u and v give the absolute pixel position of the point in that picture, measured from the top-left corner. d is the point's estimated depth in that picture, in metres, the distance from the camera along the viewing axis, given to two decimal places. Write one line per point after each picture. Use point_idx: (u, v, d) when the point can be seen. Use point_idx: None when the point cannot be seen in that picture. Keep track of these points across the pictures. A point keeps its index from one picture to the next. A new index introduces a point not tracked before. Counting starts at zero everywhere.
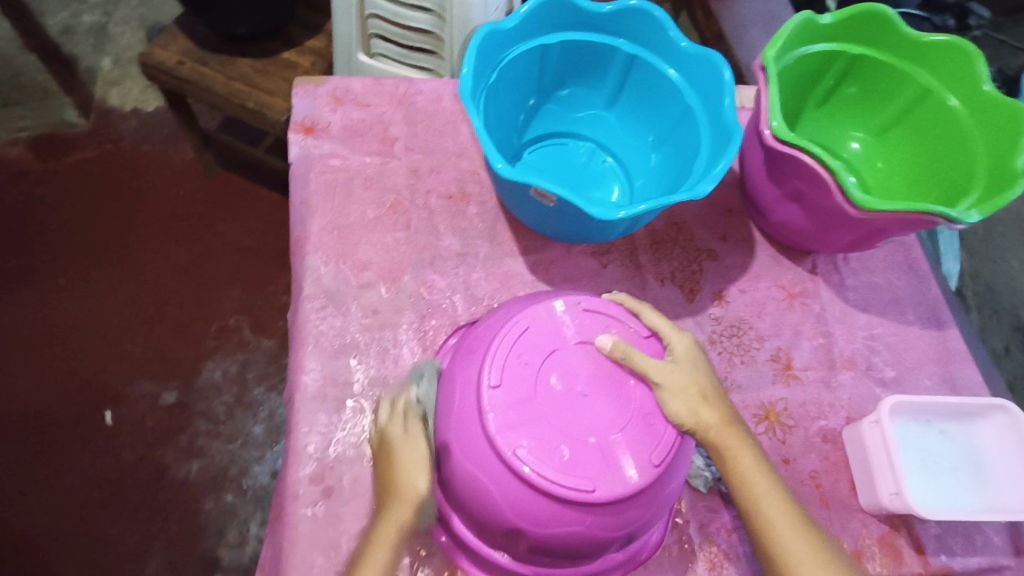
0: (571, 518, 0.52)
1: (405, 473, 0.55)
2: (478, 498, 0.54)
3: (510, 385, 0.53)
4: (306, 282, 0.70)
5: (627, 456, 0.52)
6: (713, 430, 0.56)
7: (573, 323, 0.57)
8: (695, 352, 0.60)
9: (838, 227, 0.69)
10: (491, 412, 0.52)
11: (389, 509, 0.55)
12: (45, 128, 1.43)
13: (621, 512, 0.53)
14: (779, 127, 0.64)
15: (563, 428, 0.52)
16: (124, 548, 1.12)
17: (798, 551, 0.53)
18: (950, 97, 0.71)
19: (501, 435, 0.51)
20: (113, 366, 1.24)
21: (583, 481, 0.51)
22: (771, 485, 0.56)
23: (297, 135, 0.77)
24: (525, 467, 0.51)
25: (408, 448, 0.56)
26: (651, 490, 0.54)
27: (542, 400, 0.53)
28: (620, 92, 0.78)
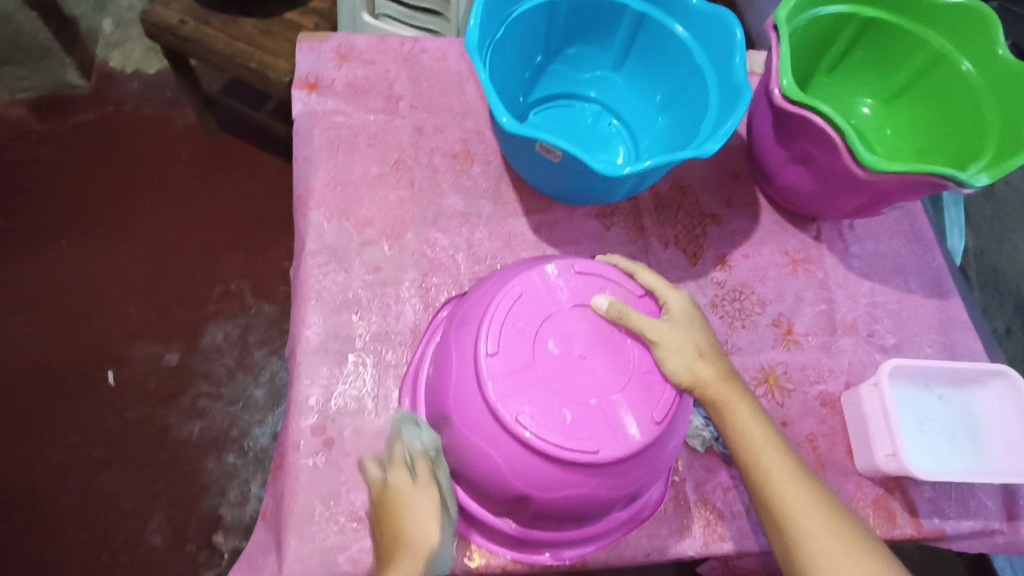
0: (575, 479, 0.52)
1: (416, 522, 0.54)
2: (473, 450, 0.53)
3: (506, 348, 0.53)
4: (308, 237, 0.70)
5: (629, 414, 0.53)
6: (709, 384, 0.56)
7: (566, 287, 0.57)
8: (693, 312, 0.60)
9: (845, 191, 0.68)
10: (490, 379, 0.52)
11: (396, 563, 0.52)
12: (46, 89, 1.42)
13: (625, 473, 0.53)
14: (788, 86, 0.63)
15: (563, 393, 0.53)
16: (128, 504, 1.13)
17: (797, 500, 0.52)
18: (963, 61, 0.70)
19: (500, 400, 0.52)
20: (116, 327, 1.24)
21: (587, 443, 0.51)
22: (768, 436, 0.55)
23: (300, 91, 0.76)
24: (525, 429, 0.51)
25: (416, 501, 0.54)
26: (653, 449, 0.54)
27: (540, 363, 0.53)
28: (628, 52, 0.77)
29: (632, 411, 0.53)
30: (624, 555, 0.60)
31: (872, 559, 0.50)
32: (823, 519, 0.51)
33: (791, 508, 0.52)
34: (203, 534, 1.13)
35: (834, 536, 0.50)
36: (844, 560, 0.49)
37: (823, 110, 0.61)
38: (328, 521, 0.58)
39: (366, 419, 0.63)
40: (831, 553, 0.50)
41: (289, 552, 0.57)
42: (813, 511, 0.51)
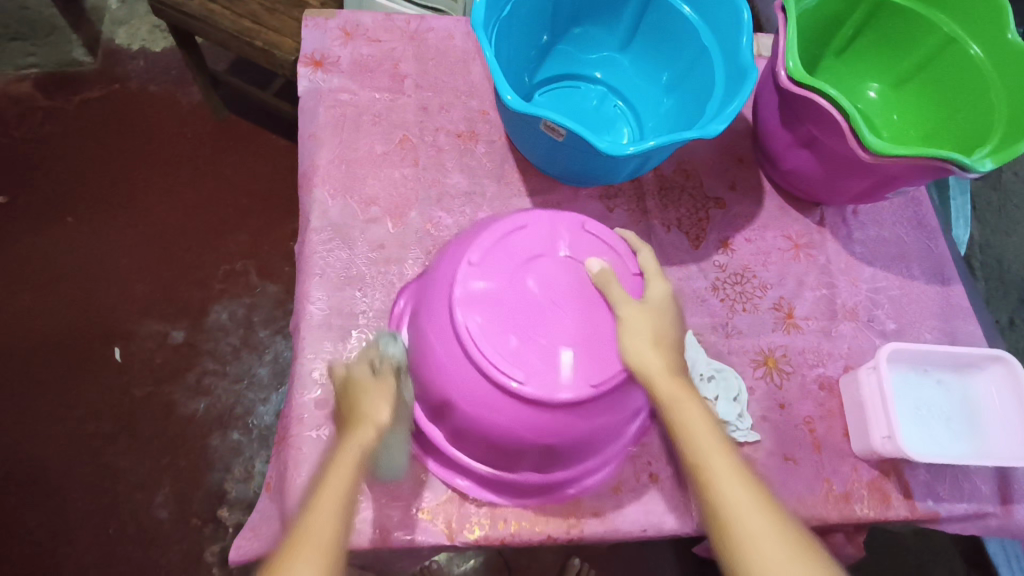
0: (530, 422, 0.54)
1: (373, 402, 0.52)
2: (468, 411, 0.55)
3: (490, 288, 0.55)
4: (313, 214, 0.70)
5: (591, 365, 0.54)
6: (662, 376, 0.53)
7: (571, 239, 0.58)
8: (666, 301, 0.58)
9: (849, 175, 0.68)
10: (460, 284, 0.55)
11: (351, 433, 0.50)
12: (53, 66, 1.42)
13: (548, 415, 0.54)
14: (794, 67, 0.63)
15: (518, 322, 0.54)
16: (134, 479, 1.15)
17: (746, 508, 0.46)
18: (972, 46, 0.69)
19: (471, 337, 0.53)
20: (122, 303, 1.26)
21: (519, 372, 0.52)
22: (718, 439, 0.50)
23: (306, 68, 0.76)
24: (494, 372, 0.52)
25: (375, 385, 0.53)
26: (607, 400, 0.55)
27: (517, 301, 0.54)
28: (635, 33, 0.77)
29: (594, 364, 0.54)
30: (620, 530, 0.61)
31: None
32: (775, 529, 0.46)
33: (738, 516, 0.46)
34: (209, 508, 1.15)
35: (781, 548, 0.45)
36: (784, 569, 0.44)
37: (829, 92, 0.61)
38: None
39: None
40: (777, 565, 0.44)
41: (293, 522, 0.58)
42: (761, 520, 0.46)
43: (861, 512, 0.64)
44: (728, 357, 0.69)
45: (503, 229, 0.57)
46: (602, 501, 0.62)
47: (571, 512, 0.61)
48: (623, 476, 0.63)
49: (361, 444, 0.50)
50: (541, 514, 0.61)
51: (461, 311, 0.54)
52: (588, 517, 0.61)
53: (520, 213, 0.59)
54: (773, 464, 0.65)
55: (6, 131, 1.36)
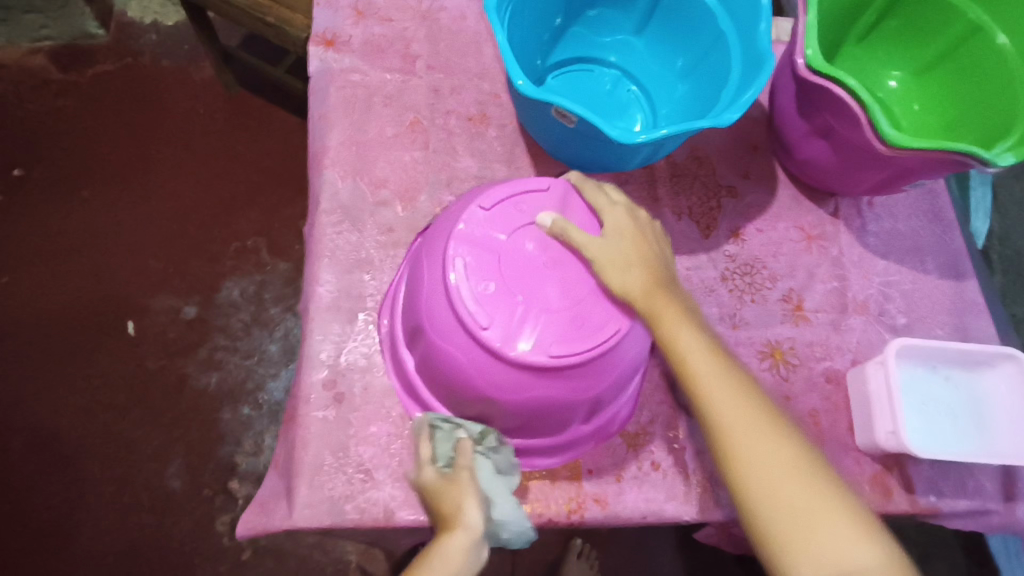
0: (485, 369, 0.55)
1: (463, 507, 0.54)
2: (437, 347, 0.57)
3: (489, 235, 0.57)
4: (323, 196, 0.70)
5: (561, 333, 0.54)
6: (647, 296, 0.56)
7: (581, 218, 0.61)
8: (636, 231, 0.59)
9: (865, 167, 0.67)
10: (464, 221, 0.57)
11: (444, 539, 0.53)
12: (66, 38, 1.41)
13: (501, 370, 0.54)
14: (813, 56, 0.61)
15: (502, 274, 0.56)
16: (147, 450, 1.18)
17: (741, 417, 0.50)
18: (999, 35, 0.67)
19: (451, 272, 0.55)
20: (136, 277, 1.27)
21: (483, 316, 0.54)
22: (712, 356, 0.54)
23: (317, 47, 0.76)
24: (461, 307, 0.54)
25: (454, 491, 0.55)
26: (570, 373, 0.55)
27: (512, 255, 0.56)
28: (650, 16, 0.75)
29: (560, 332, 0.54)
30: (621, 516, 0.61)
31: (824, 473, 0.48)
32: (772, 433, 0.50)
33: (737, 423, 0.50)
34: (220, 480, 1.18)
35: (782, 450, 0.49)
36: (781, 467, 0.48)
37: (847, 82, 0.59)
38: (336, 472, 0.60)
39: (376, 376, 0.64)
40: (769, 458, 0.48)
41: (300, 499, 0.59)
42: (759, 427, 0.50)
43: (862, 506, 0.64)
44: (735, 348, 0.69)
45: (525, 187, 0.60)
46: (603, 487, 0.62)
47: (573, 497, 0.62)
48: (625, 463, 0.63)
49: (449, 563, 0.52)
50: (543, 498, 0.61)
51: (453, 241, 0.56)
52: (589, 502, 0.62)
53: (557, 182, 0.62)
54: None
55: (22, 104, 1.37)
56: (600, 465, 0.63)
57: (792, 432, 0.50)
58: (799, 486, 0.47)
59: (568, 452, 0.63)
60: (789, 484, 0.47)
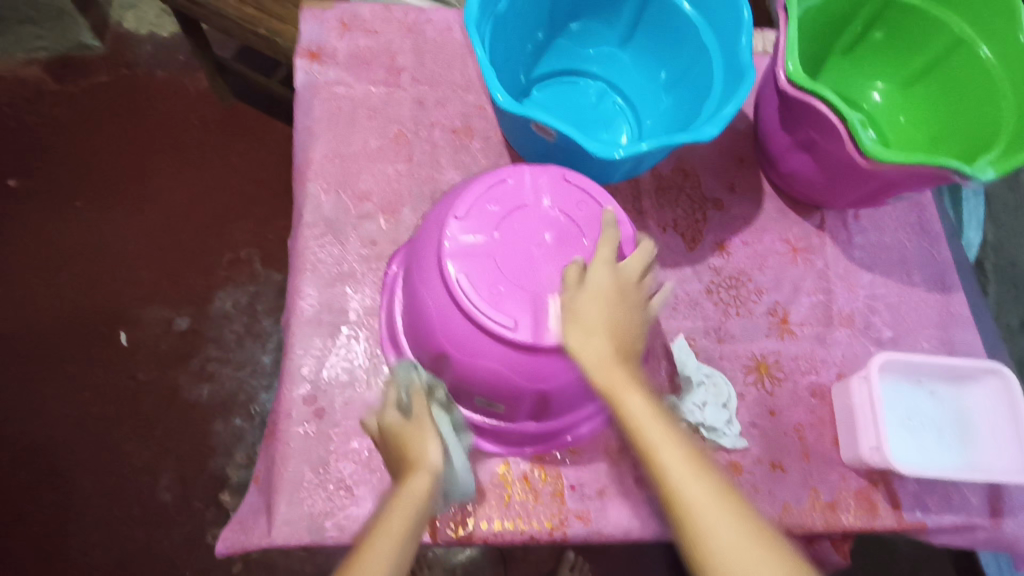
0: (437, 299, 0.56)
1: (421, 444, 0.51)
2: (418, 306, 0.58)
3: (539, 192, 0.58)
4: (306, 210, 0.70)
5: (498, 294, 0.54)
6: (609, 365, 0.50)
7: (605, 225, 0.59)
8: (619, 290, 0.53)
9: (849, 180, 0.67)
10: (485, 185, 0.58)
11: (405, 479, 0.49)
12: (60, 49, 1.41)
13: (461, 330, 0.55)
14: (794, 70, 0.61)
15: (497, 240, 0.56)
16: (138, 462, 1.17)
17: (705, 505, 0.45)
18: (982, 48, 0.67)
19: (487, 194, 0.58)
20: (129, 288, 1.27)
21: (460, 272, 0.54)
22: (674, 439, 0.47)
23: (302, 60, 0.76)
24: (451, 232, 0.56)
25: (412, 429, 0.52)
26: (492, 348, 0.54)
27: (515, 224, 0.57)
28: (634, 29, 0.75)
29: (501, 303, 0.54)
30: (603, 533, 0.61)
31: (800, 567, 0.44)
32: (743, 529, 0.44)
33: (703, 523, 0.44)
34: (211, 492, 1.17)
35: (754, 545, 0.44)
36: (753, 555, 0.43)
37: (828, 97, 0.59)
38: (316, 488, 0.60)
39: (358, 391, 0.64)
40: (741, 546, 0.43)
41: (279, 515, 0.58)
42: (728, 523, 0.44)
43: (848, 522, 0.64)
44: (719, 362, 0.69)
45: (558, 176, 0.59)
46: (585, 504, 0.61)
47: (554, 513, 0.61)
48: (608, 478, 0.63)
49: (413, 494, 0.48)
50: (524, 514, 0.61)
51: (510, 174, 0.59)
52: (572, 518, 0.61)
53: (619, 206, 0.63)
54: (760, 471, 0.65)
55: (17, 114, 1.37)
56: (583, 480, 0.62)
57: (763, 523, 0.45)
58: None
59: (504, 447, 0.62)
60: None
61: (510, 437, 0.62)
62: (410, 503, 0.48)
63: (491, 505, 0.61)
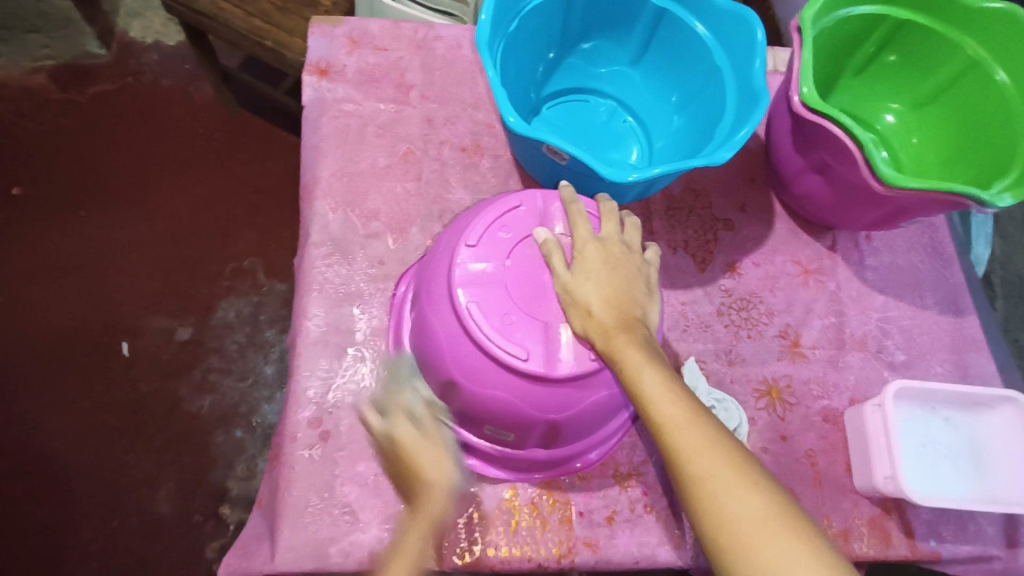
0: (447, 327, 0.55)
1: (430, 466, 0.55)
2: (428, 332, 0.58)
3: (550, 220, 0.59)
4: (313, 228, 0.69)
5: (509, 323, 0.53)
6: (608, 328, 0.51)
7: None
8: (609, 255, 0.55)
9: (862, 204, 0.66)
10: (495, 213, 0.58)
11: (423, 502, 0.55)
12: (66, 59, 1.41)
13: (472, 359, 0.54)
14: (809, 93, 0.60)
15: (508, 269, 0.55)
16: (138, 474, 1.16)
17: (695, 455, 0.44)
18: (997, 71, 0.67)
19: (498, 222, 0.57)
20: (131, 298, 1.26)
21: (471, 300, 0.54)
22: (689, 411, 0.46)
23: (311, 77, 0.75)
24: (462, 259, 0.55)
25: (427, 448, 0.56)
26: (504, 378, 0.53)
27: (527, 253, 0.56)
28: (646, 48, 0.75)
29: (514, 332, 0.53)
30: (613, 561, 0.60)
31: (827, 560, 0.39)
32: (763, 508, 0.41)
33: (714, 492, 0.42)
34: (211, 505, 1.16)
35: (772, 527, 0.40)
36: (745, 503, 0.41)
37: (842, 121, 0.58)
38: (321, 513, 0.59)
39: None
40: (733, 497, 0.42)
41: (283, 542, 0.57)
42: (745, 497, 0.41)
43: (861, 551, 0.62)
44: (730, 386, 0.68)
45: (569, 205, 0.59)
46: (595, 531, 0.60)
47: (563, 541, 0.60)
48: (617, 504, 0.62)
49: (432, 515, 0.54)
50: (533, 541, 0.60)
51: (521, 201, 0.59)
52: (580, 545, 0.60)
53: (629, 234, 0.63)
54: None
55: (21, 122, 1.36)
56: (592, 507, 0.61)
57: (788, 504, 0.42)
58: (766, 536, 0.40)
59: (514, 472, 0.62)
60: (753, 525, 0.40)
61: (521, 463, 0.61)
62: (427, 523, 0.54)
63: (500, 532, 0.60)
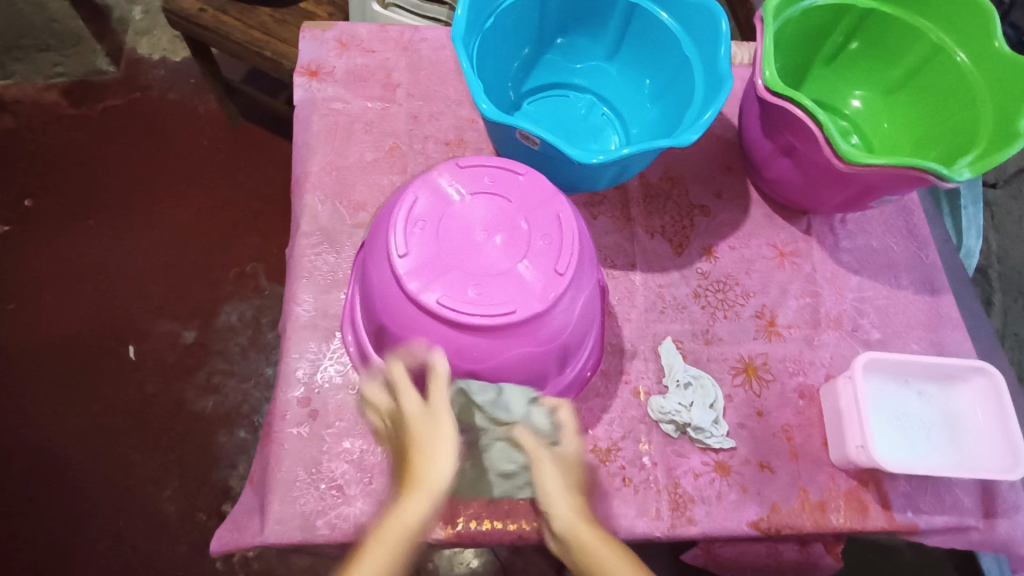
0: (385, 220, 0.60)
1: (425, 466, 0.49)
2: (368, 281, 0.61)
3: (499, 185, 0.61)
4: (303, 220, 0.73)
5: (428, 270, 0.56)
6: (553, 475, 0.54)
7: (565, 227, 0.59)
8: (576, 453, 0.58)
9: (830, 185, 0.69)
10: (447, 176, 0.61)
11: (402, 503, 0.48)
12: (78, 74, 1.47)
13: (397, 302, 0.57)
14: (772, 77, 0.63)
15: (444, 221, 0.58)
16: (144, 473, 1.19)
17: None
18: (959, 54, 0.69)
19: (449, 180, 0.61)
20: (138, 303, 1.30)
21: (399, 245, 0.57)
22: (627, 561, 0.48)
23: (302, 78, 0.79)
24: (403, 211, 0.58)
25: (427, 439, 0.51)
26: (390, 288, 0.57)
27: (466, 212, 0.59)
28: (620, 43, 0.78)
29: (415, 249, 0.57)
30: None
31: None
32: None
33: None
34: (214, 502, 1.19)
35: None
36: None
37: (804, 103, 0.61)
38: (309, 487, 0.61)
39: (352, 393, 0.65)
40: None
41: (273, 515, 0.60)
42: None
43: (837, 522, 0.64)
44: (706, 364, 0.69)
45: (521, 175, 0.61)
46: None
47: None
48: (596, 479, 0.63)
49: (412, 513, 0.47)
50: (513, 513, 0.62)
51: (527, 173, 0.62)
52: None
53: (593, 253, 0.64)
54: (748, 471, 0.65)
55: (34, 136, 1.42)
56: None
57: None
58: None
59: None
60: None
61: None
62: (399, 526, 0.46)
63: (480, 505, 0.62)
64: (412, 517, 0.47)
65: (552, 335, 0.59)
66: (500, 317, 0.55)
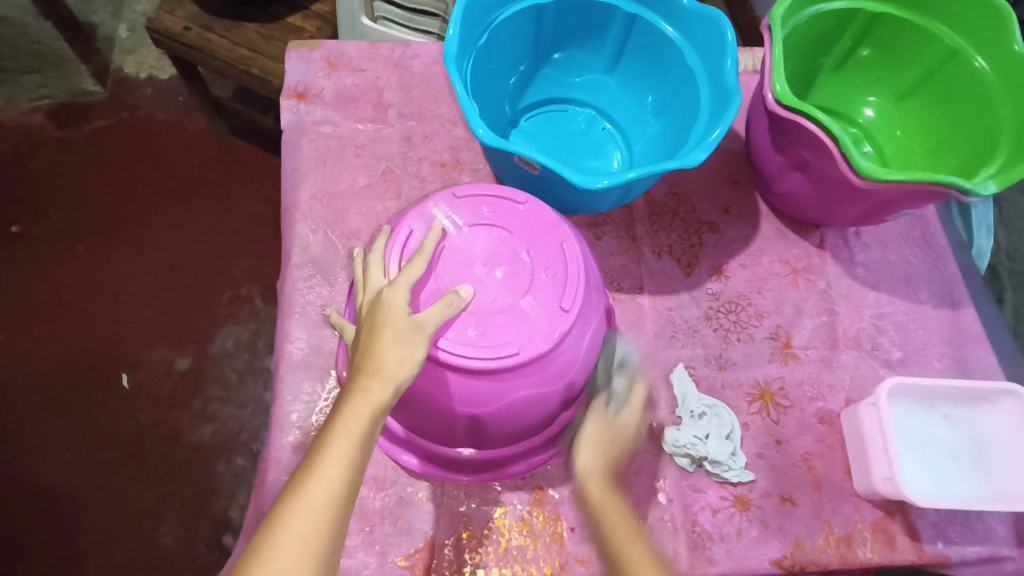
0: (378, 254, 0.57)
1: (390, 346, 0.43)
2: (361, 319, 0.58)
3: (497, 216, 0.58)
4: (294, 251, 0.69)
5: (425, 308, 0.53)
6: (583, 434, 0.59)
7: (569, 258, 0.56)
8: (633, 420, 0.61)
9: (845, 200, 0.65)
10: (443, 207, 0.58)
11: (359, 380, 0.42)
12: (63, 96, 1.44)
13: None
14: (781, 90, 0.60)
15: (440, 255, 0.55)
16: (141, 506, 1.16)
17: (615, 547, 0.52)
18: (976, 59, 0.66)
19: (445, 211, 0.58)
20: (131, 330, 1.27)
21: None
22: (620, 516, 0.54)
23: (289, 101, 0.76)
24: (396, 245, 0.55)
25: (404, 324, 0.44)
26: None
27: (463, 244, 0.56)
28: (620, 56, 0.74)
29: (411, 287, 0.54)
30: None
31: None
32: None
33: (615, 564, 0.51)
34: (213, 535, 1.16)
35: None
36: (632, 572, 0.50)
37: (816, 116, 0.58)
38: None
39: None
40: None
41: None
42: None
43: (864, 556, 0.60)
44: (721, 391, 0.66)
45: (522, 204, 0.58)
46: (587, 547, 0.59)
47: (554, 558, 0.58)
48: None
49: (370, 402, 0.41)
50: (523, 560, 0.58)
51: (527, 202, 0.59)
52: (572, 562, 0.58)
53: (599, 283, 0.61)
54: (769, 505, 0.62)
55: (20, 161, 1.38)
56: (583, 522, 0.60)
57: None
58: None
59: (473, 474, 0.60)
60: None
61: (476, 465, 0.60)
62: (354, 417, 0.41)
63: (489, 552, 0.58)
64: (328, 488, 0.38)
65: (558, 374, 0.55)
66: (502, 359, 0.52)
